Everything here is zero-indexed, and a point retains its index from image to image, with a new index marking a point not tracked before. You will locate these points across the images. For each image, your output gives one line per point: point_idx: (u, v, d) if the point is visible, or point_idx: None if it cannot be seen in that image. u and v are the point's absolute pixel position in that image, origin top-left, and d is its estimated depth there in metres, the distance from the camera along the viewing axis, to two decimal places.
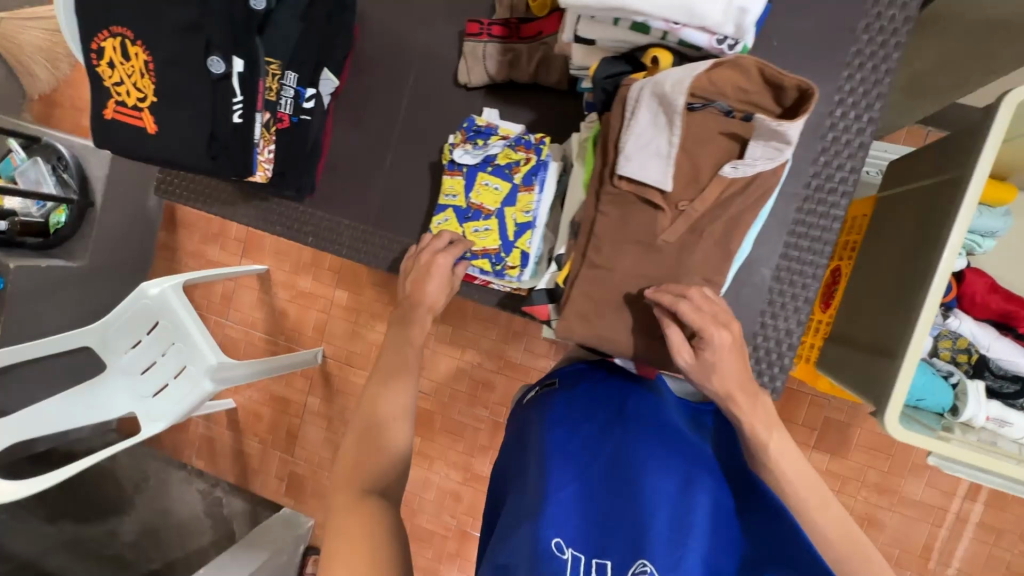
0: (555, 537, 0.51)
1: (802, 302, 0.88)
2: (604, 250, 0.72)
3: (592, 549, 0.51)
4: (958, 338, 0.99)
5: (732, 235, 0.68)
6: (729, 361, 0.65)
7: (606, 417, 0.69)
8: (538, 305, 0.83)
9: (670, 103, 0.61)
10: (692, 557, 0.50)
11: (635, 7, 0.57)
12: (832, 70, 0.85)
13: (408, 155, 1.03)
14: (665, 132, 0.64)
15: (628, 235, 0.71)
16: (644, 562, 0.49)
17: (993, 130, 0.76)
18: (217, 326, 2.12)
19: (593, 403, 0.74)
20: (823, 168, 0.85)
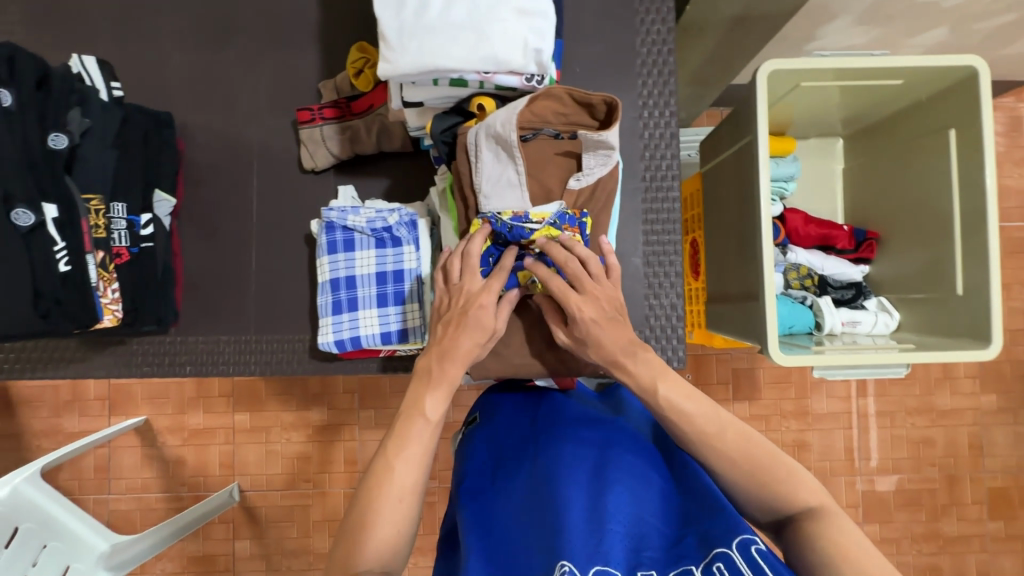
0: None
1: (674, 277, 0.98)
2: None
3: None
4: (799, 267, 1.17)
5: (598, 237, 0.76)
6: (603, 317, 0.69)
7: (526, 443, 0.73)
8: None
9: (505, 138, 0.67)
10: (612, 537, 0.54)
11: (448, 66, 0.62)
12: (630, 81, 0.99)
13: (273, 251, 0.99)
14: (510, 165, 0.69)
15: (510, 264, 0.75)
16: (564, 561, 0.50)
17: (760, 101, 0.94)
18: (99, 505, 1.80)
19: (510, 430, 0.78)
20: (650, 162, 0.98)
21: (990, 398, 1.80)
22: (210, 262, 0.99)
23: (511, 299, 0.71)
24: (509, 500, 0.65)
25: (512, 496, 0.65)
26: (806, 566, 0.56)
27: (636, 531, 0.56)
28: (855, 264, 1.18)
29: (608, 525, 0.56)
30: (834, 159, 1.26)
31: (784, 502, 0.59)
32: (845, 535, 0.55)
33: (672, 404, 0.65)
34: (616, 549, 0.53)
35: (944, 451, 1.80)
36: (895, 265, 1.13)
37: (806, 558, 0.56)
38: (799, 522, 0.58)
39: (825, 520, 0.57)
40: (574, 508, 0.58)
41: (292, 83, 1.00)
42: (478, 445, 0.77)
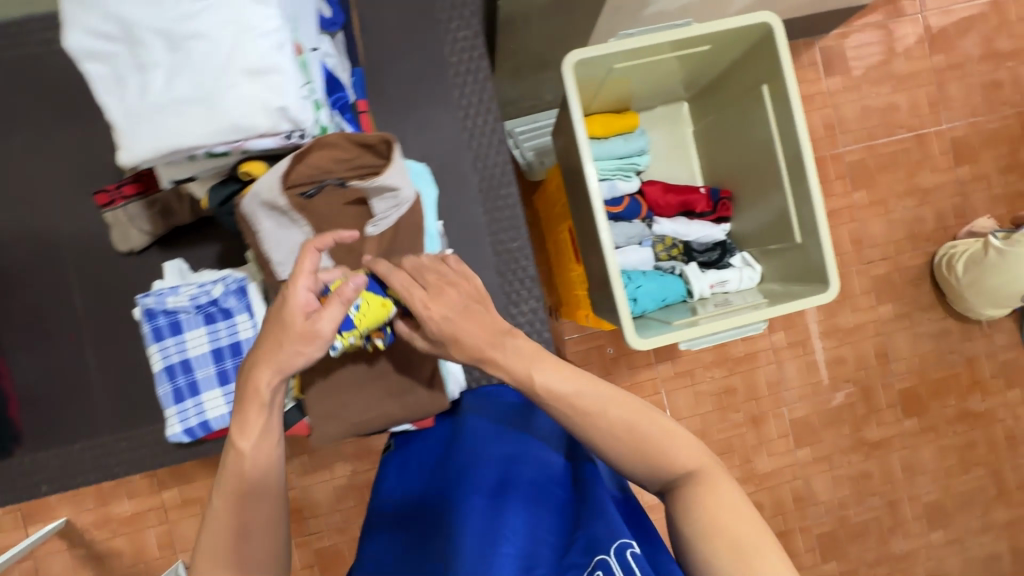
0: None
1: (530, 281, 0.97)
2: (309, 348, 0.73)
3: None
4: (665, 239, 1.20)
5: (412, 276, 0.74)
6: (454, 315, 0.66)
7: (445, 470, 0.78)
8: (296, 424, 0.94)
9: (276, 207, 0.64)
10: (504, 561, 0.62)
11: (188, 144, 0.58)
12: (447, 94, 0.96)
13: (111, 343, 0.93)
14: (295, 228, 0.66)
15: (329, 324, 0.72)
16: None
17: (570, 95, 0.92)
18: None
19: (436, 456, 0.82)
20: (483, 172, 0.97)
21: (886, 307, 1.91)
22: (44, 370, 0.92)
23: (342, 297, 0.63)
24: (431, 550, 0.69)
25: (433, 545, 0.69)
26: (689, 528, 0.60)
27: (527, 551, 0.63)
28: (716, 224, 1.22)
29: (502, 548, 0.63)
30: (683, 125, 1.28)
31: (669, 470, 0.63)
32: (716, 496, 0.61)
33: (549, 390, 0.64)
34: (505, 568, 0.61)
35: (855, 366, 1.91)
36: (750, 219, 1.16)
37: (681, 526, 0.61)
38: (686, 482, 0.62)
39: (702, 488, 0.61)
40: (473, 542, 0.64)
41: (90, 162, 0.93)
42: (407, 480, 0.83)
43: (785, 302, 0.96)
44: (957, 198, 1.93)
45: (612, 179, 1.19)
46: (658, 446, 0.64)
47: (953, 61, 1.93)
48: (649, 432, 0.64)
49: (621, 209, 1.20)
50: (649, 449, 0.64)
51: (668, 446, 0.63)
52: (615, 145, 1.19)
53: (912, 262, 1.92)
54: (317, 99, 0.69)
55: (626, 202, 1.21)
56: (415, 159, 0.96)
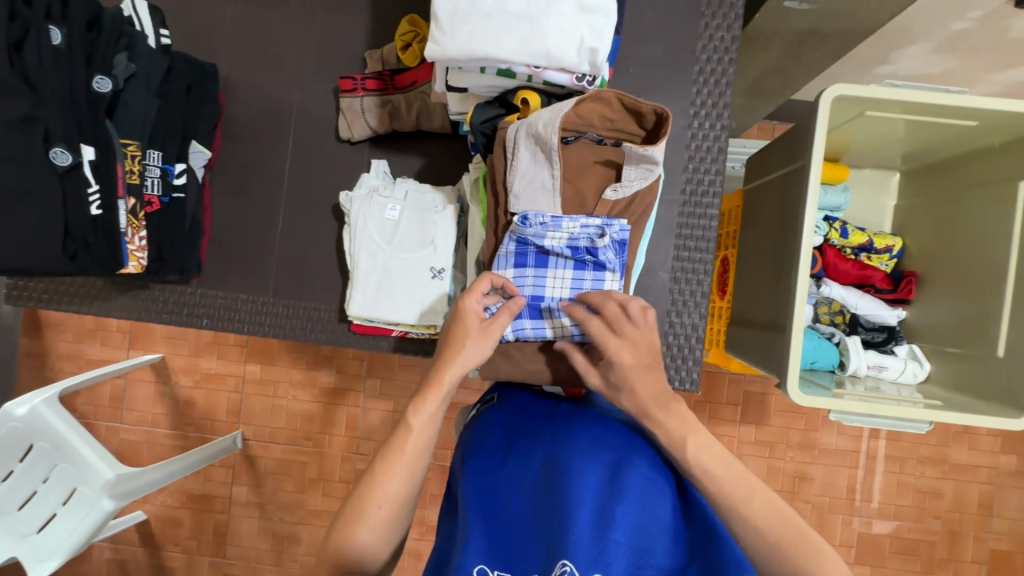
0: (476, 564, 0.58)
1: (699, 296, 0.96)
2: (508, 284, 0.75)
3: (519, 569, 0.57)
4: (832, 302, 1.13)
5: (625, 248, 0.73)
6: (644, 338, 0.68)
7: (542, 427, 0.72)
8: None
9: (545, 139, 0.66)
10: (615, 548, 0.55)
11: (498, 57, 0.60)
12: (684, 87, 0.95)
13: (299, 216, 0.99)
14: (546, 167, 0.69)
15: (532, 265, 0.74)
16: None
17: (819, 125, 0.88)
18: (110, 432, 1.88)
19: (527, 411, 0.76)
20: (691, 177, 0.95)
21: (1009, 458, 1.74)
22: (236, 220, 1.00)
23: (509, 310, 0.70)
24: (521, 474, 0.65)
25: (520, 482, 0.65)
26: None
27: (640, 544, 0.57)
28: (891, 306, 1.13)
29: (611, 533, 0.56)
30: (886, 195, 1.20)
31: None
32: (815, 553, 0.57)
33: (699, 464, 0.62)
34: (617, 561, 0.54)
35: (951, 505, 1.75)
36: (933, 312, 1.08)
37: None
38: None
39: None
40: (587, 504, 0.58)
41: (338, 47, 0.98)
42: (497, 410, 0.79)
43: (968, 415, 0.88)
44: None
45: None
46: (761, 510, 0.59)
47: None
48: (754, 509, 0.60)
49: None
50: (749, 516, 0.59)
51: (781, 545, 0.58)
52: None
53: None
54: None
55: None
56: None
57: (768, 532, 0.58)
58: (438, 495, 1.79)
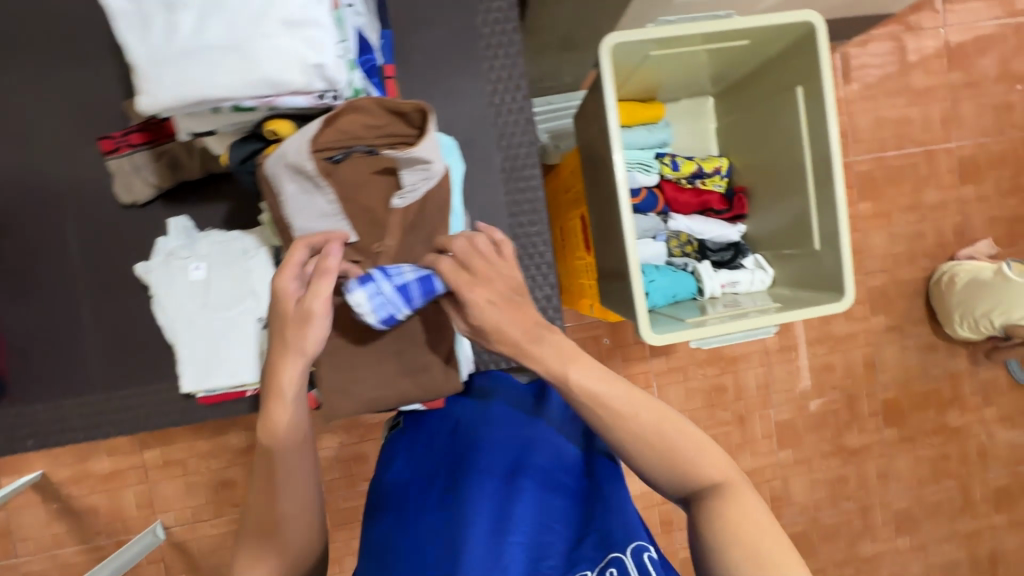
0: None
1: (546, 268, 0.96)
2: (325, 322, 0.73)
3: None
4: (679, 235, 1.19)
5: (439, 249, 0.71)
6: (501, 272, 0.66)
7: (449, 448, 0.81)
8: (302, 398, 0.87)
9: (304, 170, 0.62)
10: (513, 550, 0.64)
11: (216, 95, 0.54)
12: (476, 65, 0.93)
13: (107, 299, 0.89)
14: (319, 193, 0.64)
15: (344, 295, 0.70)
16: (613, 555, 0.61)
17: (606, 77, 0.89)
18: (8, 571, 1.68)
19: (434, 434, 0.86)
20: (507, 154, 0.94)
21: (879, 318, 1.95)
22: (33, 321, 0.88)
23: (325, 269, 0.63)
24: (428, 503, 0.76)
25: (431, 519, 0.73)
26: (702, 543, 0.62)
27: (539, 539, 0.66)
28: (732, 223, 1.20)
29: (511, 536, 0.66)
30: (707, 120, 1.26)
31: (686, 477, 0.64)
32: (712, 455, 0.64)
33: (586, 390, 0.62)
34: (516, 562, 0.63)
35: (844, 373, 1.95)
36: (766, 222, 1.16)
37: (705, 534, 0.62)
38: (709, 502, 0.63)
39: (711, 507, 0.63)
40: (481, 526, 0.66)
41: (90, 103, 0.87)
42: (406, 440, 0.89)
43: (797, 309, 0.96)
44: (958, 216, 1.95)
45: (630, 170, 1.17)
46: (677, 438, 0.64)
47: (970, 79, 1.92)
48: (679, 438, 0.64)
49: (637, 202, 1.19)
50: (666, 451, 0.64)
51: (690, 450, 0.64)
52: (638, 135, 1.18)
53: (909, 276, 1.94)
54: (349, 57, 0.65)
55: (643, 194, 1.19)
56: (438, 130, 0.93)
57: (672, 449, 0.64)
58: None
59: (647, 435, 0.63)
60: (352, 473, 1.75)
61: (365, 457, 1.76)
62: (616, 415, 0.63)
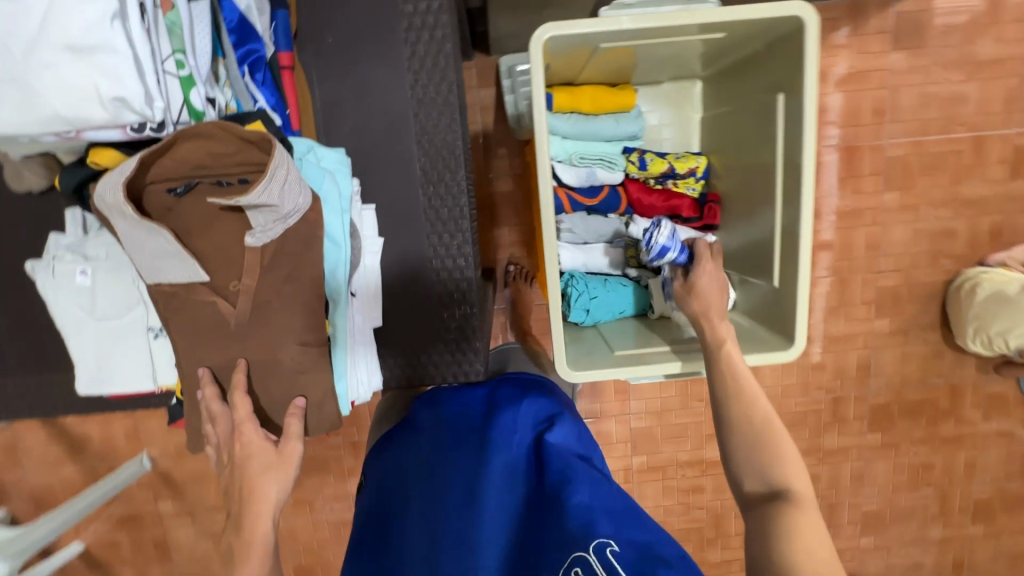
0: None
1: (465, 284, 0.88)
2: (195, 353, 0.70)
3: None
4: (638, 243, 1.08)
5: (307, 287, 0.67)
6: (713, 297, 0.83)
7: (397, 465, 0.77)
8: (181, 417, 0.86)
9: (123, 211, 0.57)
10: None
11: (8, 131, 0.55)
12: (396, 49, 0.80)
13: (13, 289, 0.87)
14: (156, 233, 0.58)
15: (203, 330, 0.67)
16: (577, 558, 0.61)
17: (536, 77, 0.75)
18: (19, 480, 1.87)
19: (382, 454, 0.81)
20: (428, 155, 0.84)
21: (883, 321, 1.79)
22: None
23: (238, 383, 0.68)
24: (388, 530, 0.72)
25: (395, 544, 0.70)
26: (762, 541, 0.62)
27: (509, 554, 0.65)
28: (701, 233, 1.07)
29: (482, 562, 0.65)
30: (691, 108, 1.09)
31: (765, 468, 0.67)
32: (784, 446, 0.68)
33: (725, 351, 0.77)
34: None
35: (833, 374, 1.84)
36: (734, 236, 1.02)
37: (767, 530, 0.62)
38: (777, 502, 0.64)
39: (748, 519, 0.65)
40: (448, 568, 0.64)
41: None
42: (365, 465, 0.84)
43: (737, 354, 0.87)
44: (999, 215, 1.71)
45: (590, 166, 1.04)
46: (762, 418, 0.70)
47: None
48: (758, 430, 0.69)
49: (597, 202, 1.07)
50: (754, 433, 0.69)
51: (772, 447, 0.68)
52: (604, 125, 1.03)
53: (927, 278, 1.76)
54: (187, 71, 0.62)
55: (605, 193, 1.07)
56: (351, 126, 0.83)
57: (765, 439, 0.69)
58: (357, 467, 1.88)
59: (765, 416, 0.70)
60: None
61: None
62: (744, 395, 0.72)
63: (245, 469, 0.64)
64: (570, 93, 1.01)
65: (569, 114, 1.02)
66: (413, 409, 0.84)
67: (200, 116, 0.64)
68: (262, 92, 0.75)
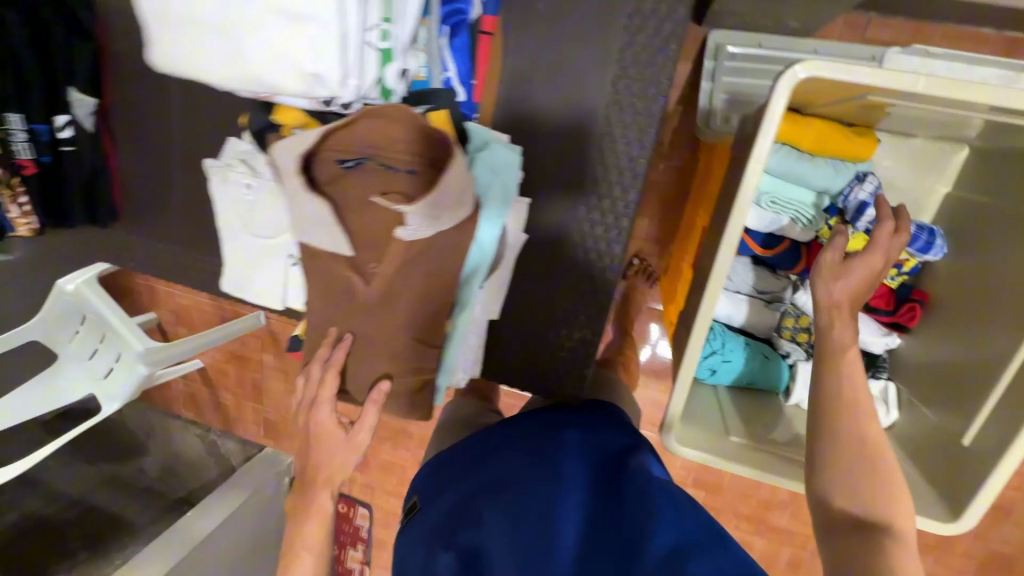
0: None
1: (588, 311, 0.83)
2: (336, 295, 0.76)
3: None
4: (801, 316, 0.91)
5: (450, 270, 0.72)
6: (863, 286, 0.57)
7: (467, 470, 0.70)
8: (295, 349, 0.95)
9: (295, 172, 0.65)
10: None
11: (227, 87, 0.70)
12: (611, 34, 0.72)
13: (193, 172, 0.95)
14: (313, 197, 0.64)
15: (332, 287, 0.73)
16: None
17: (771, 120, 0.60)
18: (169, 295, 2.21)
19: (453, 463, 0.74)
20: (604, 165, 0.77)
21: None
22: (140, 168, 0.98)
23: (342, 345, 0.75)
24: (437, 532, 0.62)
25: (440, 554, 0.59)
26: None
27: None
28: (884, 331, 0.89)
29: None
30: (938, 180, 0.86)
31: (866, 489, 0.52)
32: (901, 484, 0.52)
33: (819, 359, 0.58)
34: None
35: None
36: (930, 352, 0.83)
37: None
38: (870, 534, 0.50)
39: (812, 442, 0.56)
40: None
41: None
42: (422, 481, 0.77)
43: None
44: None
45: (780, 213, 0.87)
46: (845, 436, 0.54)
47: None
48: (855, 460, 0.53)
49: (771, 253, 0.91)
50: (862, 463, 0.53)
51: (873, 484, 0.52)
52: (820, 172, 0.85)
53: None
54: (388, 44, 0.66)
55: (785, 246, 0.91)
56: (523, 110, 0.78)
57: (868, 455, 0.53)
58: None
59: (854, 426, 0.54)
60: None
61: None
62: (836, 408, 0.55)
63: (314, 450, 0.73)
64: (791, 122, 0.83)
65: (780, 146, 0.84)
66: (497, 433, 0.76)
67: (387, 94, 0.70)
68: (451, 60, 0.76)
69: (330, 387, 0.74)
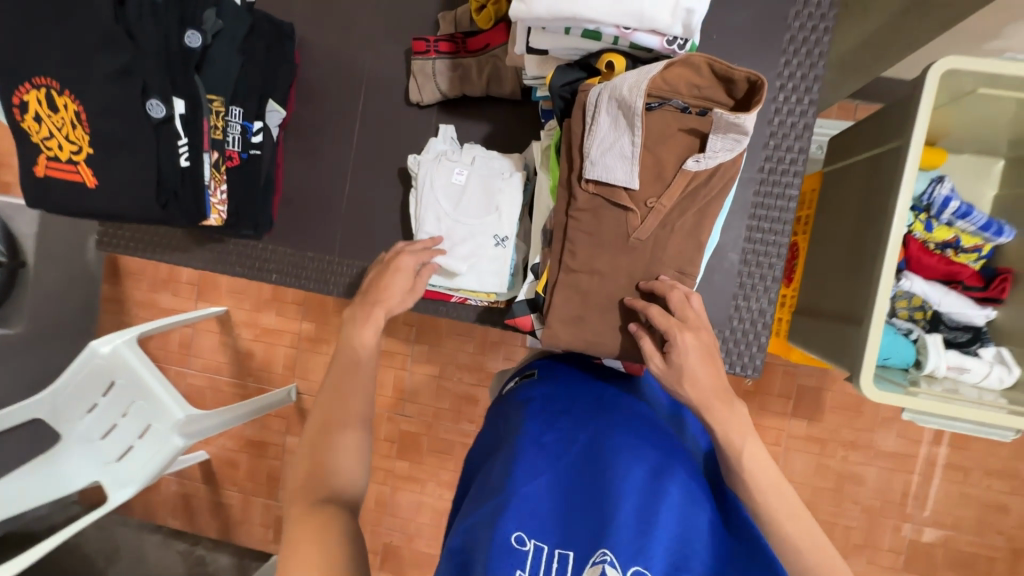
0: (515, 530, 0.58)
1: (771, 281, 0.99)
2: (579, 256, 0.87)
3: (555, 540, 0.58)
4: (912, 297, 1.07)
5: (700, 227, 0.84)
6: (694, 366, 0.75)
7: (585, 410, 0.77)
8: (522, 316, 0.96)
9: (630, 104, 0.75)
10: (655, 542, 0.58)
11: (588, 17, 0.72)
12: (772, 57, 0.96)
13: None
14: (627, 134, 0.79)
15: (601, 237, 0.86)
16: None
17: (925, 102, 0.81)
18: (179, 376, 2.02)
19: (574, 396, 0.81)
20: (777, 156, 0.96)
21: None
22: (307, 176, 1.13)
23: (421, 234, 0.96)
24: (566, 444, 0.70)
25: (568, 463, 0.67)
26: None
27: (680, 545, 0.59)
28: (979, 305, 1.05)
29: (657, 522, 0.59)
30: (987, 184, 1.10)
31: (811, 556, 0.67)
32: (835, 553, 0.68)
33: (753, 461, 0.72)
34: (657, 558, 0.57)
35: (1017, 522, 1.64)
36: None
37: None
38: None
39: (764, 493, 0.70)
40: (627, 508, 0.60)
41: None
42: (538, 385, 0.86)
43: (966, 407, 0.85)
44: None
45: None
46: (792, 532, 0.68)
47: None
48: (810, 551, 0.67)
49: None
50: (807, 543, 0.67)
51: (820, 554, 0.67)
52: None
53: None
54: None
55: None
56: None
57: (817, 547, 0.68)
58: None
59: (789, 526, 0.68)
60: (460, 409, 1.86)
61: (476, 400, 1.86)
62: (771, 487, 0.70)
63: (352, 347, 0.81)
64: None
65: None
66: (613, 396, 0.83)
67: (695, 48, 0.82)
68: None
69: (406, 270, 0.91)
